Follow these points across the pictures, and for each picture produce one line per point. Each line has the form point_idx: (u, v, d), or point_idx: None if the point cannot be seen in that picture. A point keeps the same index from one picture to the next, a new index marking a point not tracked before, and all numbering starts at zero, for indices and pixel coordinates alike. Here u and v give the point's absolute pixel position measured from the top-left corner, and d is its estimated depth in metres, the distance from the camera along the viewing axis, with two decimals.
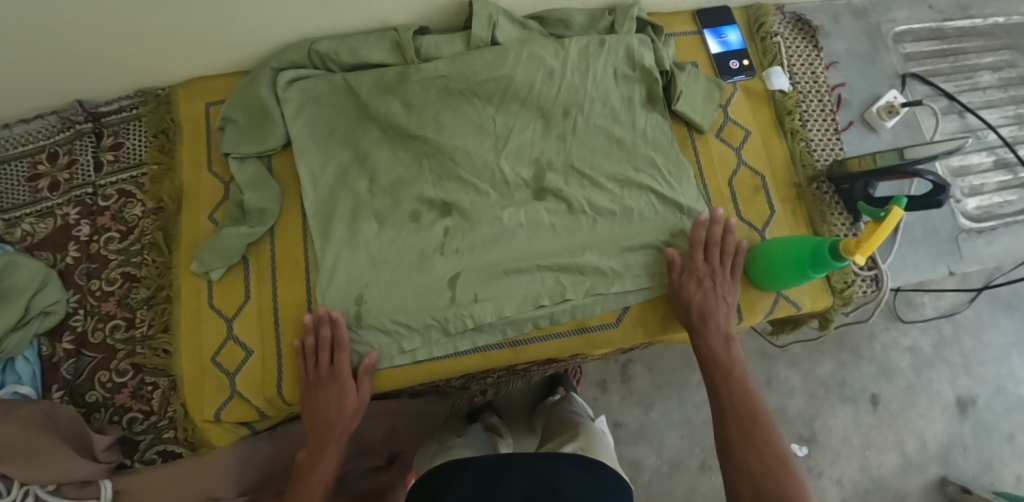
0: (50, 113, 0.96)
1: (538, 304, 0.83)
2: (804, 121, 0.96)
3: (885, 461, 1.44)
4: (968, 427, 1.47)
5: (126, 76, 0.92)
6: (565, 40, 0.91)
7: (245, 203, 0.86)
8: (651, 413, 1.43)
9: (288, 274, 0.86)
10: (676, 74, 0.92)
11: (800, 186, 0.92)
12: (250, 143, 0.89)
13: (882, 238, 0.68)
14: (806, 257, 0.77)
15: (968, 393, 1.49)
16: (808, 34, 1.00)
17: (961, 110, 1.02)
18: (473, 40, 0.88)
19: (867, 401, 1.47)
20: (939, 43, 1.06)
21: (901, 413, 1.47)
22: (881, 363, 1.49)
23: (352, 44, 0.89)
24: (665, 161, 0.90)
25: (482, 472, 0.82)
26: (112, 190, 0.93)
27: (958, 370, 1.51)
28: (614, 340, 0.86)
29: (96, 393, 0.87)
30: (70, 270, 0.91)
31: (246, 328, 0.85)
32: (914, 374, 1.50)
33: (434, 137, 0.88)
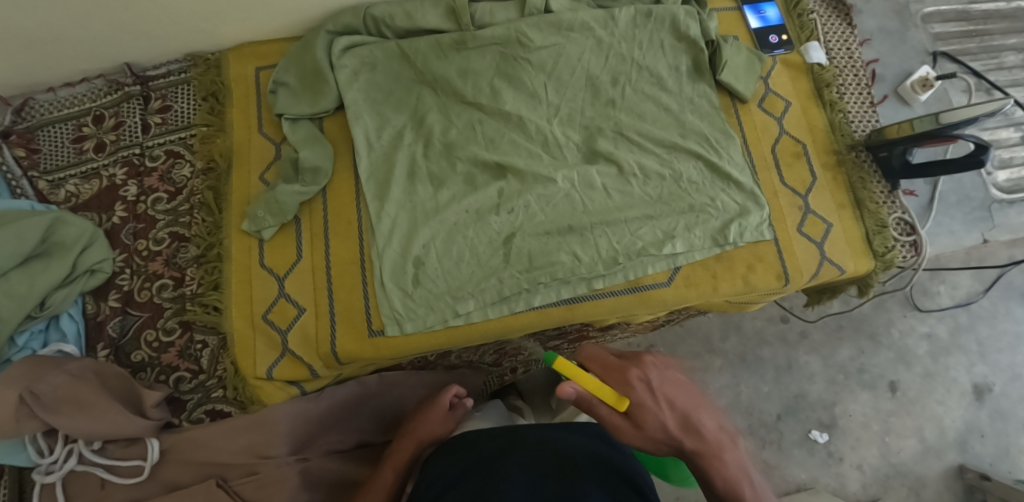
0: (97, 77, 0.97)
1: (593, 265, 0.83)
2: (841, 94, 0.99)
3: (904, 448, 1.45)
4: (985, 414, 1.48)
5: (178, 38, 0.93)
6: (613, 10, 0.92)
7: (299, 161, 0.86)
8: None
9: (340, 232, 0.86)
10: (721, 44, 0.94)
11: (840, 154, 0.95)
12: (303, 105, 0.90)
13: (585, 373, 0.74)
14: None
15: (984, 380, 1.50)
16: (843, 12, 1.03)
17: (989, 87, 1.05)
18: (527, 8, 0.90)
19: (886, 388, 1.49)
20: (966, 24, 1.09)
21: (920, 400, 1.49)
22: (899, 350, 1.51)
23: (409, 8, 0.89)
24: (711, 128, 0.92)
25: (495, 443, 0.72)
26: (159, 152, 0.93)
27: (974, 358, 1.52)
28: (667, 299, 0.85)
29: (142, 352, 0.86)
30: (117, 230, 0.90)
31: (298, 286, 0.85)
32: (931, 360, 1.52)
33: (484, 102, 0.89)
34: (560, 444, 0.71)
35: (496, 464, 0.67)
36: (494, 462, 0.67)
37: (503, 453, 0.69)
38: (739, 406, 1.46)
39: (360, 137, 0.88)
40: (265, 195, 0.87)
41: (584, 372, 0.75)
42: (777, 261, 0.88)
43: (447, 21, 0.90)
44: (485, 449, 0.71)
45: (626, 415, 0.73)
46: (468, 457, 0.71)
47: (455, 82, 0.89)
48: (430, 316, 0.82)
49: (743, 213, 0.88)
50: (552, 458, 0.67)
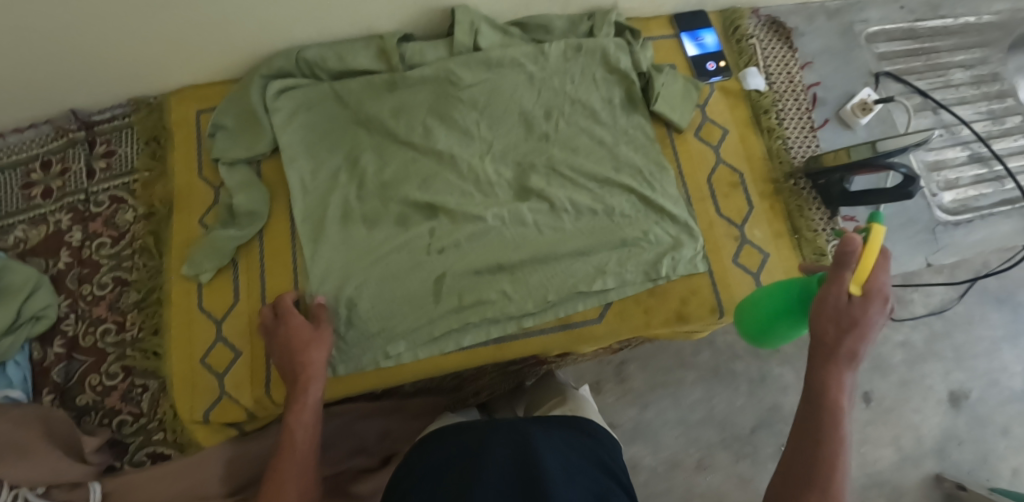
0: (44, 122, 0.98)
1: (524, 303, 0.84)
2: (780, 120, 0.98)
3: (881, 458, 1.41)
4: (962, 420, 1.46)
5: (119, 84, 0.95)
6: (544, 45, 0.93)
7: (234, 206, 0.88)
8: (647, 412, 1.39)
9: (276, 275, 0.88)
10: (653, 75, 0.94)
11: (778, 182, 0.94)
12: (240, 148, 0.91)
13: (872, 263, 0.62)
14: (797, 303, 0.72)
15: (960, 387, 1.47)
16: (783, 35, 1.03)
17: (935, 106, 1.05)
18: (456, 46, 0.90)
19: (860, 398, 1.46)
20: (911, 42, 1.09)
21: (895, 408, 1.45)
22: (873, 359, 1.47)
23: (340, 51, 0.91)
24: (647, 159, 0.92)
25: (471, 437, 0.72)
26: (104, 197, 0.95)
27: (949, 365, 1.49)
28: (599, 335, 0.86)
29: (87, 396, 0.88)
30: (62, 275, 0.92)
31: (235, 330, 0.87)
32: (905, 368, 1.48)
33: (420, 138, 0.90)
34: (540, 439, 0.70)
35: (473, 461, 0.67)
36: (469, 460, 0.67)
37: (481, 448, 0.69)
38: (711, 420, 1.42)
39: (294, 177, 0.89)
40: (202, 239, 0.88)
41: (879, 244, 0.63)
42: (711, 295, 0.88)
43: (379, 62, 0.91)
44: (464, 443, 0.71)
45: (883, 280, 0.63)
46: (448, 451, 0.71)
47: (387, 120, 0.90)
48: (364, 356, 0.84)
49: (678, 245, 0.88)
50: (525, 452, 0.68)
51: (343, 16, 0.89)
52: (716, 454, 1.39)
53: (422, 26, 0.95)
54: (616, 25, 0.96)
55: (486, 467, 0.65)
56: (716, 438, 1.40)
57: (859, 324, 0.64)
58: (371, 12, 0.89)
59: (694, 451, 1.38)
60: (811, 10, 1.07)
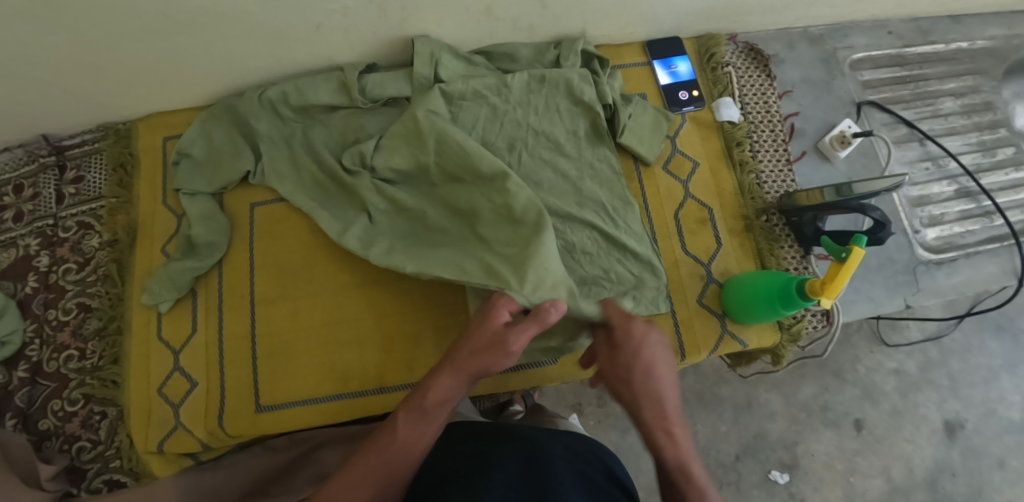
0: (17, 146, 0.99)
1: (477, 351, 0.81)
2: (755, 152, 0.95)
3: (870, 488, 1.25)
4: (956, 451, 1.28)
5: (89, 111, 0.96)
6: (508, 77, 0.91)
7: (193, 237, 0.88)
8: (627, 437, 1.25)
9: (234, 307, 0.88)
10: (618, 107, 0.92)
11: (748, 219, 0.91)
12: (202, 179, 0.91)
13: (845, 281, 0.67)
14: (776, 296, 0.77)
15: (955, 417, 1.30)
16: (761, 63, 1.00)
17: (922, 137, 1.02)
18: (416, 77, 0.89)
19: (851, 426, 1.28)
20: (899, 69, 1.07)
21: (888, 438, 1.28)
22: (865, 386, 1.31)
23: (301, 85, 0.91)
24: (611, 194, 0.89)
25: (475, 445, 0.70)
26: (72, 222, 0.96)
27: (945, 393, 1.32)
28: (552, 376, 0.86)
29: (49, 421, 0.89)
30: (29, 300, 0.93)
31: (192, 360, 0.87)
32: (899, 398, 1.31)
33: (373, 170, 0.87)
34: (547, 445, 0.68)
35: (478, 472, 0.65)
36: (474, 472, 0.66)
37: (494, 454, 0.67)
38: (695, 445, 1.26)
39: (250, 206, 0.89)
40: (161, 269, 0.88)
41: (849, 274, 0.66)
42: (672, 338, 0.86)
43: (338, 94, 0.90)
44: (472, 450, 0.70)
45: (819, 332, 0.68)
46: (456, 458, 0.70)
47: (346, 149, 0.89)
48: (322, 387, 0.85)
49: (641, 282, 0.86)
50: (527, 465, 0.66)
51: (305, 47, 0.89)
52: None
53: (387, 54, 0.94)
54: (585, 53, 0.94)
55: (489, 479, 0.64)
56: (701, 464, 1.25)
57: (628, 346, 0.67)
58: (332, 43, 0.89)
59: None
60: (792, 36, 1.04)
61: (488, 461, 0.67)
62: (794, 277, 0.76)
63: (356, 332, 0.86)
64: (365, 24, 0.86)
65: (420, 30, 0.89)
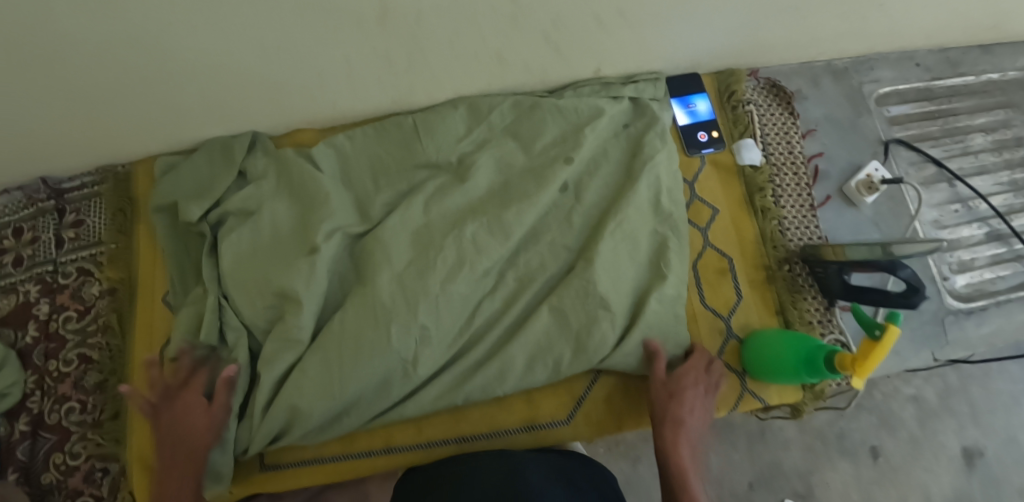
0: (16, 189, 0.97)
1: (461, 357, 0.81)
2: (777, 197, 0.91)
3: None
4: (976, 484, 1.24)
5: (87, 153, 0.93)
6: (521, 135, 0.91)
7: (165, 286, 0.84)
8: (637, 467, 1.30)
9: None
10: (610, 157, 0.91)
11: (770, 269, 0.88)
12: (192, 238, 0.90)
13: (876, 363, 0.63)
14: (801, 362, 0.73)
15: (975, 445, 1.26)
16: (784, 100, 0.96)
17: (950, 178, 0.98)
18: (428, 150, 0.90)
19: (868, 456, 1.25)
20: (926, 104, 1.02)
21: (905, 468, 1.25)
22: (881, 415, 1.28)
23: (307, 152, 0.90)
24: (618, 289, 0.81)
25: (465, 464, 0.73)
26: (71, 268, 0.94)
27: (965, 422, 1.28)
28: (564, 437, 0.83)
29: (51, 475, 0.87)
30: (29, 350, 0.91)
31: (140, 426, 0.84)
32: (918, 426, 1.27)
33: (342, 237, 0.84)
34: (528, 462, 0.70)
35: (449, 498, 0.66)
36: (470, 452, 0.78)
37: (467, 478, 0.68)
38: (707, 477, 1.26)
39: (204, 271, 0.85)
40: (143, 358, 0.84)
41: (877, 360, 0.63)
42: None
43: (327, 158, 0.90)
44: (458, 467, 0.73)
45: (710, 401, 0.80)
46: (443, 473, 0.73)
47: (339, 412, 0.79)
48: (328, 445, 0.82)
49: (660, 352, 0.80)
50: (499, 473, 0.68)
51: (307, 91, 0.86)
52: None
53: (390, 96, 0.91)
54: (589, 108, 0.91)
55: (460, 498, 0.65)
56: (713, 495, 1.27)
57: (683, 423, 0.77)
58: (333, 89, 0.87)
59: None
60: (815, 71, 0.99)
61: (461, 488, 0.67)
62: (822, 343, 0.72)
63: None
64: (369, 69, 0.84)
65: (424, 72, 0.86)
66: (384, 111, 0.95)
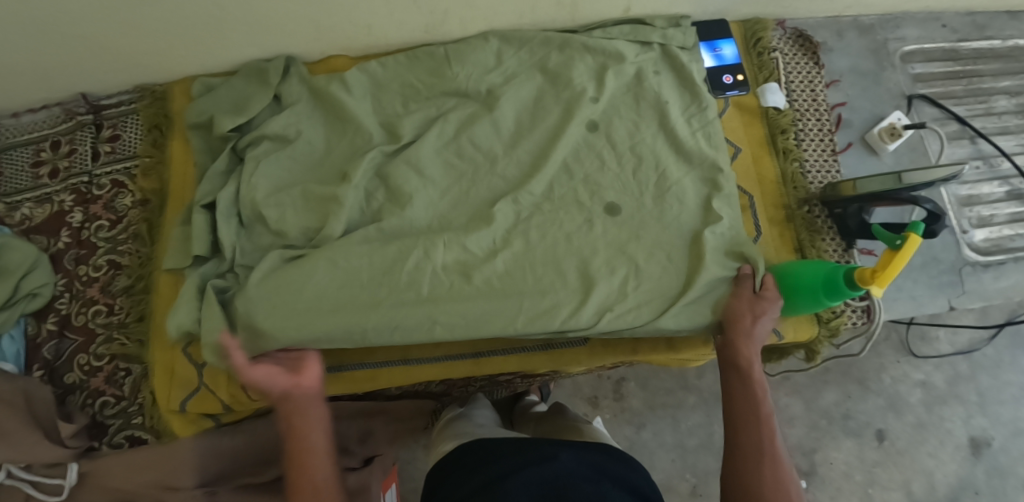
0: (55, 104, 1.00)
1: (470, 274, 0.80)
2: (799, 140, 0.93)
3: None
4: (980, 471, 1.23)
5: (126, 71, 0.95)
6: (550, 68, 0.92)
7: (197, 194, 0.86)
8: (642, 433, 1.28)
9: None
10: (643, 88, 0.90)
11: (790, 208, 0.89)
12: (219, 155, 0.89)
13: (899, 268, 0.67)
14: (820, 284, 0.75)
15: (982, 434, 1.25)
16: (809, 50, 0.97)
17: (973, 135, 0.99)
18: (458, 77, 0.91)
19: (872, 437, 1.24)
20: (952, 64, 1.03)
21: (909, 451, 1.24)
22: (889, 397, 1.26)
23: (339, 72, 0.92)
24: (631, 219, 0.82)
25: (500, 454, 0.71)
26: (106, 180, 0.97)
27: (972, 409, 1.27)
28: (580, 360, 0.83)
29: (74, 375, 0.89)
30: (61, 255, 0.94)
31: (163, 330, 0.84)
32: (925, 410, 1.26)
33: (378, 154, 0.85)
34: (562, 456, 0.68)
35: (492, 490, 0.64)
36: (527, 439, 0.75)
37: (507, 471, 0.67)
38: (710, 445, 1.27)
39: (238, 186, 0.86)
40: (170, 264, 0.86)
41: (898, 265, 0.67)
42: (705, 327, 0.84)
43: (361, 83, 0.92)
44: (491, 456, 0.71)
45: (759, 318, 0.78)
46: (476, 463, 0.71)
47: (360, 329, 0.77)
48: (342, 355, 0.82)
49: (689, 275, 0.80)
50: (544, 481, 0.64)
51: (346, 13, 0.88)
52: (711, 485, 1.27)
53: (426, 24, 0.93)
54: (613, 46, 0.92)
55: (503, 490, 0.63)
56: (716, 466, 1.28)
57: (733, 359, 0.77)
58: (372, 12, 0.88)
59: (691, 477, 1.26)
60: (842, 25, 1.01)
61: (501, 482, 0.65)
62: (840, 265, 0.74)
63: None
64: None
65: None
66: (417, 41, 0.97)
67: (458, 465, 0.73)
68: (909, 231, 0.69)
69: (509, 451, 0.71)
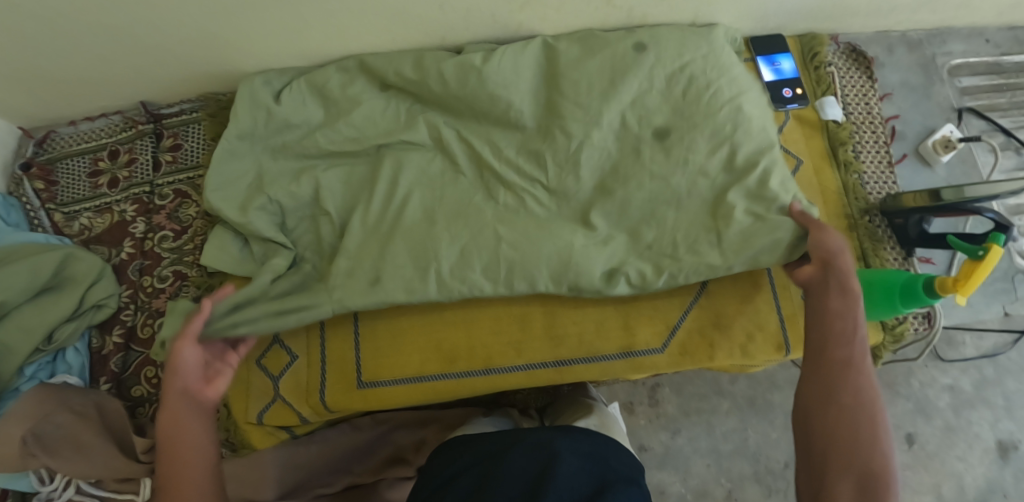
0: (115, 113, 0.99)
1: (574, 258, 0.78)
2: (857, 152, 0.96)
3: None
4: (1008, 473, 1.23)
5: (192, 80, 0.95)
6: None
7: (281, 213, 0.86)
8: (678, 438, 1.25)
9: None
10: None
11: (852, 218, 0.91)
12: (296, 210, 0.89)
13: (981, 280, 0.69)
14: (897, 291, 0.76)
15: (1010, 437, 1.24)
16: (863, 64, 1.00)
17: (1018, 146, 1.02)
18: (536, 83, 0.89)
19: (902, 440, 1.24)
20: (996, 77, 1.06)
21: (939, 454, 1.24)
22: (918, 401, 1.26)
23: None
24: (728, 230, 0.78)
25: (491, 443, 0.70)
26: (168, 190, 0.96)
27: (1000, 413, 1.26)
28: (660, 365, 0.84)
29: (142, 388, 0.89)
30: (124, 265, 0.94)
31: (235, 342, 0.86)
32: (953, 415, 1.26)
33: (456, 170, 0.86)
34: (551, 441, 0.68)
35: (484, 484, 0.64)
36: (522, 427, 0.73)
37: (498, 460, 0.67)
38: (744, 451, 1.25)
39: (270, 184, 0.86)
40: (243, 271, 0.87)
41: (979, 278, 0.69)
42: (777, 332, 0.84)
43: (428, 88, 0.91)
44: (479, 445, 0.70)
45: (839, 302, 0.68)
46: (466, 451, 0.70)
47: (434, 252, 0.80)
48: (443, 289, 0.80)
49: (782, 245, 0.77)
50: (532, 470, 0.64)
51: (418, 23, 0.88)
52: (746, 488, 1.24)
53: (497, 33, 0.94)
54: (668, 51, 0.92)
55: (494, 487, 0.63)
56: (750, 471, 1.24)
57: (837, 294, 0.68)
58: (445, 21, 0.89)
59: (726, 482, 1.23)
60: (891, 40, 1.04)
61: (495, 473, 0.65)
62: (915, 274, 0.76)
63: (468, 311, 0.84)
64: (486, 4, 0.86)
65: (535, 11, 0.89)
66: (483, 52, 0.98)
67: (444, 453, 0.73)
68: (989, 242, 0.71)
69: (496, 438, 0.71)
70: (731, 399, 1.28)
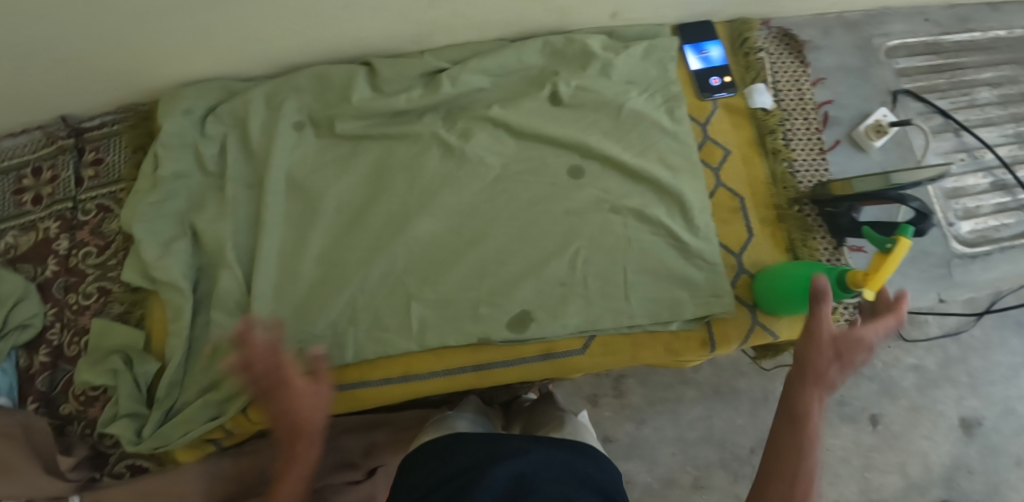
0: (35, 128, 0.98)
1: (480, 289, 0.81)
2: (787, 140, 0.94)
3: (886, 484, 1.20)
4: (973, 449, 1.22)
5: (110, 92, 0.94)
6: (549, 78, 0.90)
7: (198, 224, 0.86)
8: (643, 429, 1.23)
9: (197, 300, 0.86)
10: (630, 98, 0.90)
11: (781, 208, 0.90)
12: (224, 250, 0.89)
13: (889, 270, 0.66)
14: None
15: (973, 413, 1.24)
16: (795, 48, 0.98)
17: (957, 128, 1.00)
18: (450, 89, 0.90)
19: (867, 421, 1.22)
20: (935, 58, 1.04)
21: (904, 434, 1.22)
22: (883, 381, 1.25)
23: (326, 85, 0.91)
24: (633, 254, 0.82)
25: (469, 448, 0.65)
26: (91, 206, 0.95)
27: (964, 390, 1.25)
28: (582, 367, 0.83)
29: (70, 406, 0.89)
30: (49, 284, 0.93)
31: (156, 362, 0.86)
32: (917, 394, 1.25)
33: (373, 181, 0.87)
34: (532, 450, 0.63)
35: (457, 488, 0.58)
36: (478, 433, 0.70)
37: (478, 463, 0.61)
38: (710, 438, 1.24)
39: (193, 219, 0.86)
40: (162, 291, 0.85)
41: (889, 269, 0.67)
42: (702, 329, 0.84)
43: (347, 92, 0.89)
44: (459, 452, 0.65)
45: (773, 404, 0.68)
46: (443, 459, 0.65)
47: (350, 287, 0.82)
48: (360, 346, 0.81)
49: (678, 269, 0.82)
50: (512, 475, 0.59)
51: (330, 27, 0.87)
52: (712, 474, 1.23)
53: (414, 34, 0.92)
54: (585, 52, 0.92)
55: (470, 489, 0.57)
56: (716, 457, 1.24)
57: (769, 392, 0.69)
58: (357, 23, 0.87)
59: (692, 469, 1.22)
60: (827, 22, 1.02)
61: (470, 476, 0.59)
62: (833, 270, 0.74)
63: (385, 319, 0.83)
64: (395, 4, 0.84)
65: (448, 9, 0.87)
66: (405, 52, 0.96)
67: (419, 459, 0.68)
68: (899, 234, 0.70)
69: (475, 443, 0.66)
70: (695, 387, 1.27)
